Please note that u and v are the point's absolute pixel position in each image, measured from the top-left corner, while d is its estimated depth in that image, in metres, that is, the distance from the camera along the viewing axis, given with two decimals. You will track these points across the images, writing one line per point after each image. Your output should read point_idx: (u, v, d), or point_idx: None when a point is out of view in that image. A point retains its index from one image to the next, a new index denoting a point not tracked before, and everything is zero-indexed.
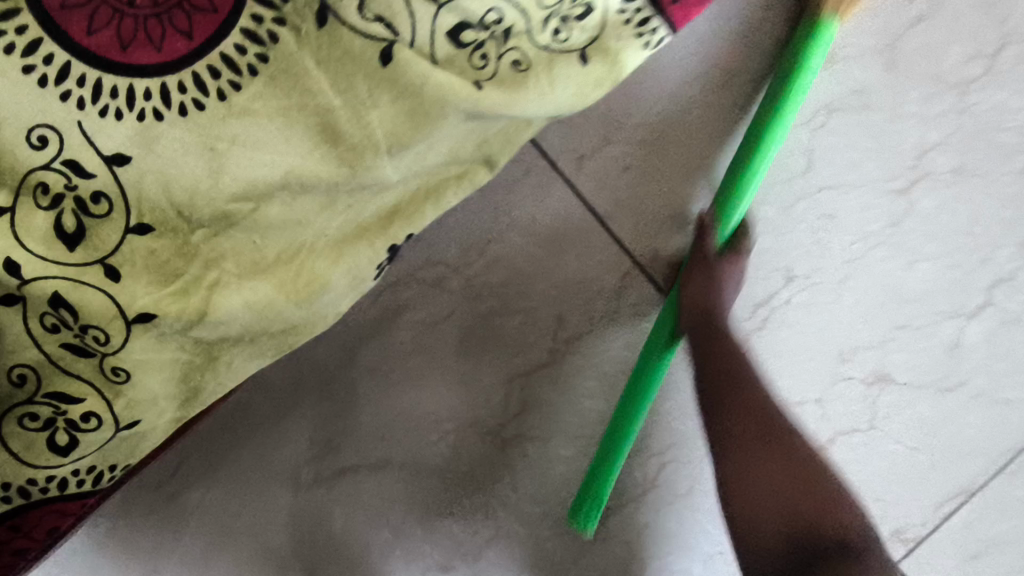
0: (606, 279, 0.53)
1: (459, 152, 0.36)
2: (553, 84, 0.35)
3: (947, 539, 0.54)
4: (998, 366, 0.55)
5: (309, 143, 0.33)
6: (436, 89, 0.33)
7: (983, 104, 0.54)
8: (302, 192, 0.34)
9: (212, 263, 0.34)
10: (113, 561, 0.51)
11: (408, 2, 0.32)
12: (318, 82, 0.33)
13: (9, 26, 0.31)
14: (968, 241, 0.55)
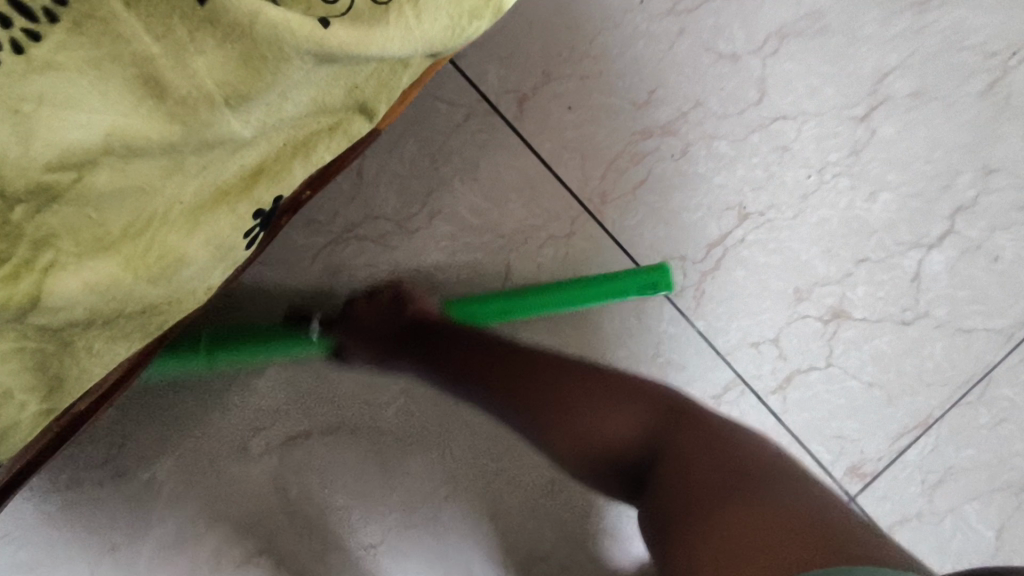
0: (553, 226, 0.50)
1: (321, 104, 0.26)
2: (421, 17, 0.25)
3: (903, 472, 0.54)
4: (961, 295, 0.53)
5: (129, 97, 0.21)
6: (268, 29, 0.22)
7: (941, 22, 0.52)
8: (134, 156, 0.22)
9: (41, 241, 0.22)
10: (53, 542, 0.48)
11: None
12: (127, 23, 0.20)
13: None
14: (929, 167, 0.52)
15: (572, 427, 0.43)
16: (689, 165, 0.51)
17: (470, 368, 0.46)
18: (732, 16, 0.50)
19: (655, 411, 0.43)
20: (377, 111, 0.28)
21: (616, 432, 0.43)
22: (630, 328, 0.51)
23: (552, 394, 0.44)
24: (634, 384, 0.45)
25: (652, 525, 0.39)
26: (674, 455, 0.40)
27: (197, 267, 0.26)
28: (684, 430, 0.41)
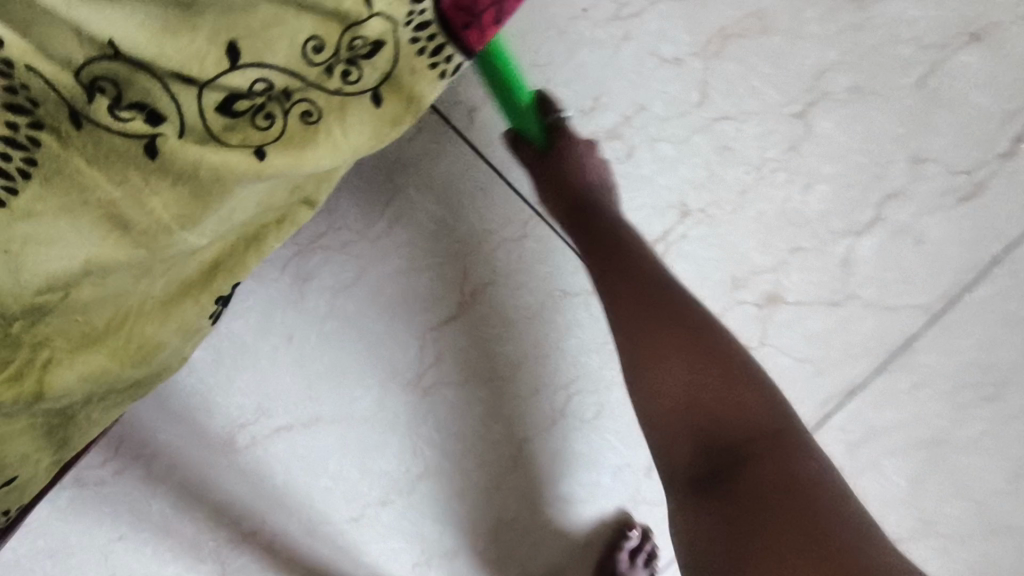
0: (507, 229, 0.54)
1: (267, 205, 0.32)
2: (347, 134, 0.30)
3: (829, 434, 0.60)
4: (887, 277, 0.58)
5: (99, 236, 0.28)
6: (213, 172, 0.28)
7: (879, 17, 0.54)
8: (109, 275, 0.29)
9: (38, 344, 0.30)
10: (69, 529, 0.55)
11: (163, 82, 0.26)
12: (92, 178, 0.27)
13: None
14: (865, 158, 0.55)
15: (683, 385, 0.42)
16: (633, 167, 0.54)
17: (621, 287, 0.47)
18: (673, 20, 0.52)
19: (762, 421, 0.41)
20: (317, 197, 0.34)
21: (724, 418, 0.41)
22: (580, 320, 0.56)
23: (694, 360, 0.43)
24: (760, 388, 0.43)
25: (717, 518, 0.40)
26: (761, 474, 0.39)
27: (171, 349, 0.34)
28: (781, 458, 0.40)
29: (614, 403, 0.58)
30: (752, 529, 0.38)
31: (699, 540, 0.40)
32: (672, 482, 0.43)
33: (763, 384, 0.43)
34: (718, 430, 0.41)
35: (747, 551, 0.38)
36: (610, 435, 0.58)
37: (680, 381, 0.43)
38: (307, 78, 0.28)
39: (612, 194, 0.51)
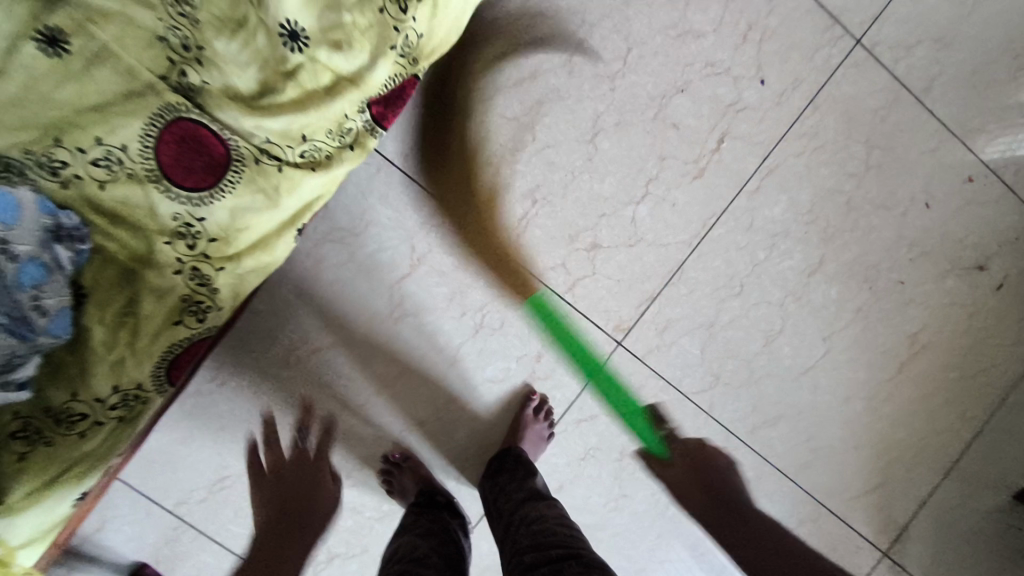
0: (433, 220, 0.95)
1: (321, 193, 0.66)
2: (347, 159, 0.66)
3: (645, 325, 1.01)
4: (660, 227, 0.99)
5: (258, 204, 0.62)
6: (289, 183, 0.63)
7: (628, 81, 0.96)
8: (254, 220, 0.63)
9: (223, 256, 0.63)
10: (189, 427, 0.93)
11: (268, 143, 0.61)
12: (254, 179, 0.62)
13: (107, 146, 0.57)
14: (632, 159, 0.98)
15: None
16: (501, 178, 0.96)
17: None
18: (509, 96, 0.94)
19: None
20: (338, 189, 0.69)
21: None
22: (481, 268, 0.97)
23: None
24: None
25: None
26: None
27: (281, 253, 0.67)
28: None
29: (510, 316, 0.98)
30: None
31: None
32: None
33: None
34: None
35: None
36: (512, 336, 0.98)
37: None
38: (334, 140, 0.65)
39: None
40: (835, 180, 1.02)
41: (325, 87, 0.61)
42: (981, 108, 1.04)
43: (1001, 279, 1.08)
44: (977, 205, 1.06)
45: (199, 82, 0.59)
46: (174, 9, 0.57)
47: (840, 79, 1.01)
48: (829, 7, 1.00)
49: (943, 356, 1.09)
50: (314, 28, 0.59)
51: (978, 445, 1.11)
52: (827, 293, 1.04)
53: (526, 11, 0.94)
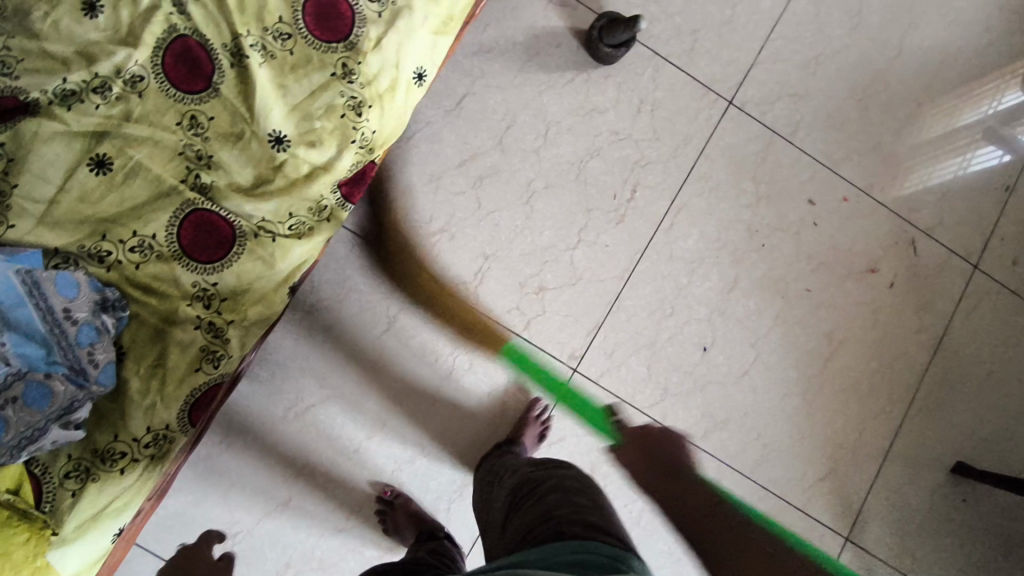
0: (403, 284, 1.14)
1: (307, 256, 0.83)
2: (325, 229, 0.84)
3: (595, 351, 1.17)
4: (595, 266, 1.18)
5: (259, 268, 0.79)
6: (282, 250, 0.80)
7: (549, 153, 1.20)
8: (257, 281, 0.79)
9: (232, 309, 0.79)
10: (203, 487, 1.06)
11: (263, 222, 0.79)
12: (254, 250, 0.79)
13: (144, 237, 0.76)
14: (563, 215, 1.19)
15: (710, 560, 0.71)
16: (456, 242, 1.15)
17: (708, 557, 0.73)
18: (454, 176, 1.17)
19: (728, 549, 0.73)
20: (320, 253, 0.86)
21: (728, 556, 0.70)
22: (447, 318, 1.14)
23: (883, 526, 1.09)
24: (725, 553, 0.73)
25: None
26: None
27: (279, 307, 0.82)
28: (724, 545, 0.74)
29: (477, 355, 1.15)
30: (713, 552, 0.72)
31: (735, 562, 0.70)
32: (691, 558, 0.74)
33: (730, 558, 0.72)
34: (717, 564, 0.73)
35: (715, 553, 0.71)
36: (480, 372, 1.15)
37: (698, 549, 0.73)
38: (314, 215, 0.83)
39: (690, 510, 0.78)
40: (734, 211, 1.24)
41: (304, 175, 0.81)
42: (840, 142, 1.29)
43: (893, 278, 1.27)
44: (859, 220, 1.27)
45: (210, 181, 0.78)
46: (190, 132, 0.78)
47: (722, 132, 1.25)
48: (701, 79, 1.26)
49: (860, 350, 1.25)
50: (293, 133, 0.80)
51: (909, 424, 1.25)
52: (748, 305, 1.22)
53: (459, 108, 1.18)
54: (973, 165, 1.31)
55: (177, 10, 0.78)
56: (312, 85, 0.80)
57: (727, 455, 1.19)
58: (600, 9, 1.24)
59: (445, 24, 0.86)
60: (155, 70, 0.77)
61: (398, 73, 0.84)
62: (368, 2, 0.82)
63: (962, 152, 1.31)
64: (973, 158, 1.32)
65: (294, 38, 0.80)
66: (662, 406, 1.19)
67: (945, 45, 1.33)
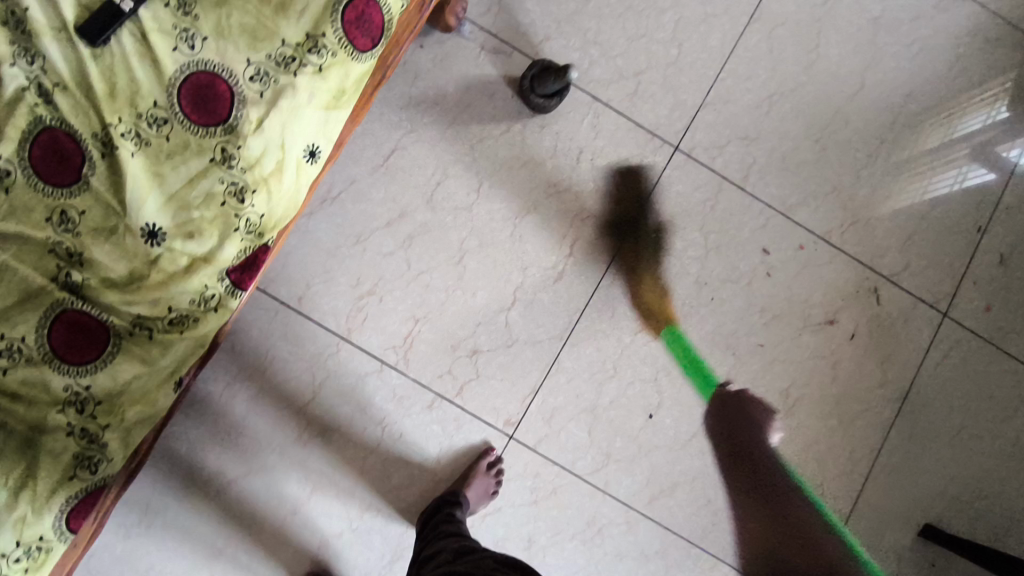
0: (330, 350, 1.11)
1: (193, 348, 0.79)
2: (211, 320, 0.79)
3: (532, 415, 1.13)
4: (532, 326, 1.14)
5: (136, 367, 0.75)
6: (161, 346, 0.76)
7: (484, 209, 1.16)
8: (135, 379, 0.75)
9: (109, 410, 0.75)
10: (127, 562, 1.06)
11: (139, 318, 0.76)
12: (131, 348, 0.75)
13: (11, 340, 0.72)
14: (498, 274, 1.15)
15: None
16: (385, 305, 1.12)
17: None
18: (383, 236, 1.13)
19: None
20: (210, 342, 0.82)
21: None
22: (375, 385, 1.11)
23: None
24: None
25: None
26: None
27: (164, 404, 0.78)
28: None
29: (406, 423, 1.11)
30: None
31: None
32: None
33: None
34: None
35: None
36: (410, 440, 1.11)
37: None
38: (199, 306, 0.78)
39: None
40: (680, 264, 1.19)
41: (184, 267, 0.76)
42: (794, 186, 1.24)
43: (853, 329, 1.21)
44: (816, 269, 1.22)
45: (82, 279, 0.74)
46: (60, 228, 0.74)
47: (667, 180, 1.21)
48: (645, 125, 1.22)
49: (817, 406, 1.19)
50: (170, 226, 0.76)
51: (874, 486, 1.18)
52: (695, 363, 1.17)
53: (388, 164, 1.15)
54: (969, 179, 1.27)
55: (42, 100, 0.74)
56: (189, 172, 0.76)
57: (674, 523, 1.14)
58: (536, 55, 1.21)
59: (337, 98, 0.82)
60: (21, 163, 0.73)
61: (284, 154, 0.79)
62: (249, 81, 0.78)
63: (959, 163, 1.28)
64: (970, 171, 1.28)
65: (170, 123, 0.76)
66: (605, 472, 1.13)
67: (907, 75, 1.29)
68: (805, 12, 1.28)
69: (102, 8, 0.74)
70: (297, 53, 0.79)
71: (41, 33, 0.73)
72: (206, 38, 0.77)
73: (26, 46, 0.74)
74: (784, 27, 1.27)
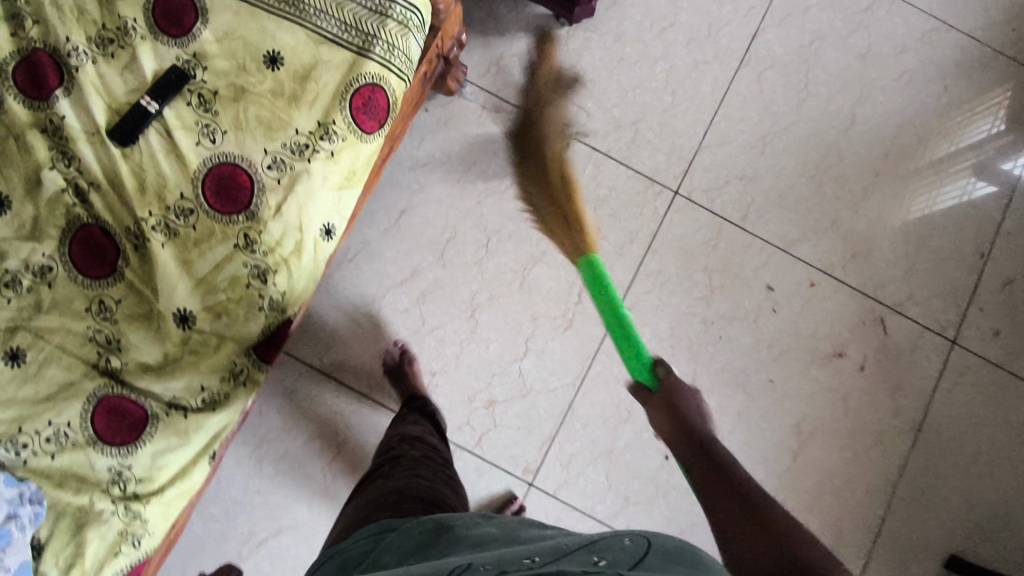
0: (352, 408, 1.16)
1: (224, 423, 0.82)
2: (240, 395, 0.83)
3: (550, 463, 1.15)
4: (546, 375, 1.18)
5: (173, 444, 0.79)
6: (195, 423, 0.80)
7: (493, 263, 1.20)
8: (173, 456, 0.79)
9: (149, 488, 0.78)
10: None
11: (174, 399, 0.80)
12: (167, 427, 0.79)
13: (58, 426, 0.76)
14: (509, 325, 1.19)
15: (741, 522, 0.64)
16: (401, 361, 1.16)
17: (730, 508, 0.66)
18: (398, 295, 1.19)
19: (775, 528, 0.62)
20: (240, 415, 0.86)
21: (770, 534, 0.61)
22: None
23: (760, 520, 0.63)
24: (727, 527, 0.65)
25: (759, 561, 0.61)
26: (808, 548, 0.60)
27: (199, 476, 0.82)
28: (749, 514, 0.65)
29: None
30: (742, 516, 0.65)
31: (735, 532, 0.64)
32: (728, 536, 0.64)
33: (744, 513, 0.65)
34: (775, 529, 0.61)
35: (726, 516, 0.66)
36: None
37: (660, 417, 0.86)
38: (228, 382, 0.83)
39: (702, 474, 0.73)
40: (686, 306, 1.23)
41: (212, 346, 0.82)
42: (794, 222, 1.27)
43: (863, 360, 1.23)
44: (822, 303, 1.25)
45: (120, 364, 0.79)
46: (99, 317, 0.79)
47: (669, 224, 1.25)
48: (644, 172, 1.27)
49: (832, 439, 1.21)
50: (199, 310, 0.81)
51: (894, 517, 1.18)
52: (708, 403, 1.21)
53: (398, 225, 1.20)
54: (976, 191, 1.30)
55: (79, 199, 0.80)
56: (215, 258, 0.82)
57: None
58: (536, 111, 1.26)
59: (348, 178, 0.87)
60: (62, 259, 0.79)
61: (302, 234, 0.84)
62: (267, 169, 0.83)
63: (966, 176, 1.31)
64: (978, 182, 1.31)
65: (196, 212, 0.82)
66: (625, 515, 1.15)
67: (899, 107, 1.33)
68: (793, 54, 1.33)
69: (131, 112, 0.81)
70: (310, 140, 0.84)
71: (77, 138, 0.80)
72: (225, 132, 0.83)
73: (63, 150, 0.81)
74: (773, 69, 1.32)
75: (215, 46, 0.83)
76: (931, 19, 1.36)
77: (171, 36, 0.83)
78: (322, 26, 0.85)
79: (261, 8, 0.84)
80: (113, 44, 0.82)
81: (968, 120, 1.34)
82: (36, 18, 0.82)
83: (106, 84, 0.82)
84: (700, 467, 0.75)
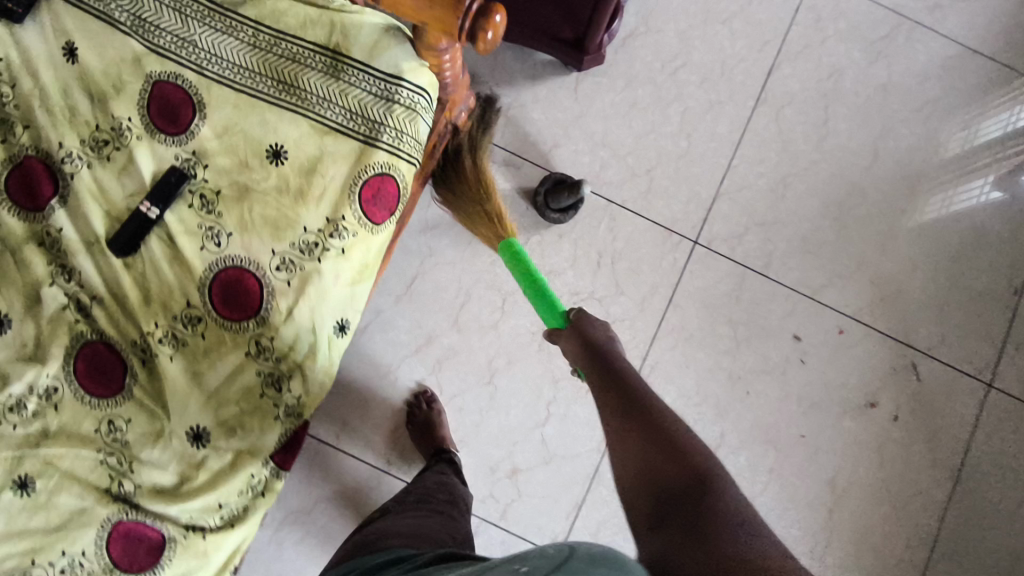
0: (370, 484, 1.14)
1: (245, 537, 0.79)
2: (260, 506, 0.80)
3: (578, 533, 1.13)
4: (570, 440, 1.15)
5: (193, 566, 0.76)
6: (215, 542, 0.77)
7: (511, 326, 1.17)
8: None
9: None
10: None
11: (191, 520, 0.76)
12: (185, 550, 0.76)
13: (72, 558, 0.73)
14: (529, 391, 1.16)
15: (639, 474, 0.65)
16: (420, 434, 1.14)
17: (632, 451, 0.67)
18: (413, 365, 1.16)
19: (682, 480, 0.61)
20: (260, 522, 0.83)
21: (669, 479, 0.62)
22: None
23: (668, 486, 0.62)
24: (637, 470, 0.65)
25: (657, 502, 0.62)
26: (711, 494, 0.59)
27: None
28: (659, 463, 0.64)
29: None
30: (652, 460, 0.65)
31: (633, 479, 0.65)
32: (630, 489, 0.65)
33: (651, 460, 0.65)
34: (663, 479, 0.62)
35: (635, 462, 0.66)
36: None
37: (573, 353, 0.85)
38: (246, 495, 0.79)
39: (610, 413, 0.74)
40: (711, 361, 1.20)
41: (228, 463, 0.78)
42: (819, 267, 1.24)
43: (896, 410, 1.21)
44: (851, 351, 1.22)
45: (133, 486, 0.76)
46: (109, 437, 0.76)
47: (689, 276, 1.21)
48: (662, 222, 1.22)
49: (866, 494, 1.19)
50: (213, 425, 0.78)
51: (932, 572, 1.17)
52: (738, 462, 1.18)
53: (410, 292, 1.17)
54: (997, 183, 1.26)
55: (81, 314, 0.77)
56: (227, 368, 0.78)
57: None
58: (547, 164, 1.22)
59: (361, 272, 0.83)
60: (68, 379, 0.76)
61: (315, 335, 0.80)
62: (276, 271, 0.79)
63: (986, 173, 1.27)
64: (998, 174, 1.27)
65: (203, 321, 0.78)
66: None
67: (924, 138, 1.28)
68: (812, 89, 1.28)
69: (131, 220, 0.77)
70: (320, 238, 0.80)
71: (75, 250, 0.76)
72: (231, 234, 0.79)
73: (62, 263, 0.77)
74: (791, 106, 1.27)
75: (214, 142, 0.79)
76: (953, 44, 1.31)
77: (168, 134, 0.78)
78: (326, 115, 0.80)
79: (262, 100, 0.80)
80: (108, 145, 0.78)
81: (990, 138, 1.29)
82: (25, 121, 0.78)
83: (102, 188, 0.78)
84: (608, 389, 0.76)
